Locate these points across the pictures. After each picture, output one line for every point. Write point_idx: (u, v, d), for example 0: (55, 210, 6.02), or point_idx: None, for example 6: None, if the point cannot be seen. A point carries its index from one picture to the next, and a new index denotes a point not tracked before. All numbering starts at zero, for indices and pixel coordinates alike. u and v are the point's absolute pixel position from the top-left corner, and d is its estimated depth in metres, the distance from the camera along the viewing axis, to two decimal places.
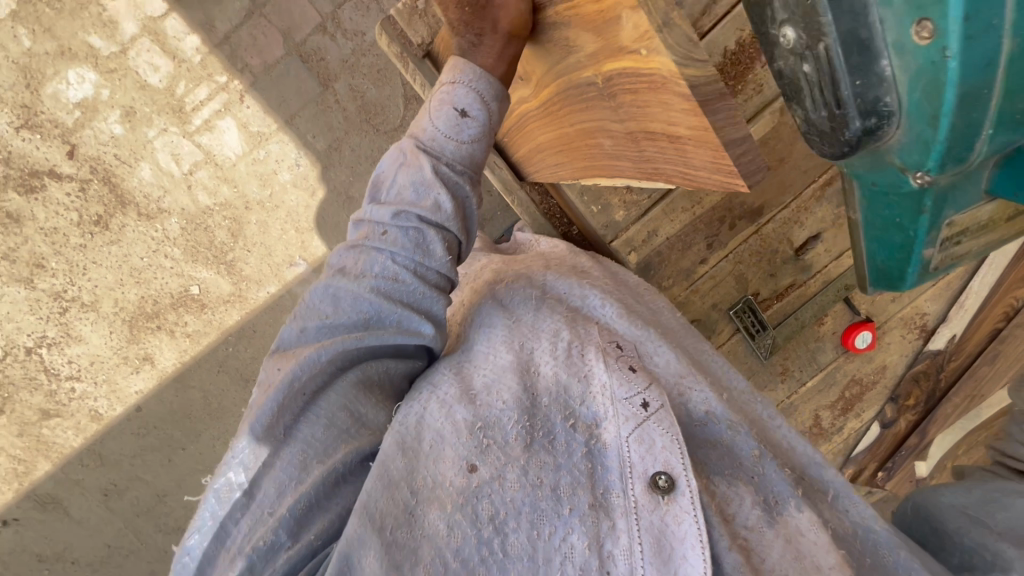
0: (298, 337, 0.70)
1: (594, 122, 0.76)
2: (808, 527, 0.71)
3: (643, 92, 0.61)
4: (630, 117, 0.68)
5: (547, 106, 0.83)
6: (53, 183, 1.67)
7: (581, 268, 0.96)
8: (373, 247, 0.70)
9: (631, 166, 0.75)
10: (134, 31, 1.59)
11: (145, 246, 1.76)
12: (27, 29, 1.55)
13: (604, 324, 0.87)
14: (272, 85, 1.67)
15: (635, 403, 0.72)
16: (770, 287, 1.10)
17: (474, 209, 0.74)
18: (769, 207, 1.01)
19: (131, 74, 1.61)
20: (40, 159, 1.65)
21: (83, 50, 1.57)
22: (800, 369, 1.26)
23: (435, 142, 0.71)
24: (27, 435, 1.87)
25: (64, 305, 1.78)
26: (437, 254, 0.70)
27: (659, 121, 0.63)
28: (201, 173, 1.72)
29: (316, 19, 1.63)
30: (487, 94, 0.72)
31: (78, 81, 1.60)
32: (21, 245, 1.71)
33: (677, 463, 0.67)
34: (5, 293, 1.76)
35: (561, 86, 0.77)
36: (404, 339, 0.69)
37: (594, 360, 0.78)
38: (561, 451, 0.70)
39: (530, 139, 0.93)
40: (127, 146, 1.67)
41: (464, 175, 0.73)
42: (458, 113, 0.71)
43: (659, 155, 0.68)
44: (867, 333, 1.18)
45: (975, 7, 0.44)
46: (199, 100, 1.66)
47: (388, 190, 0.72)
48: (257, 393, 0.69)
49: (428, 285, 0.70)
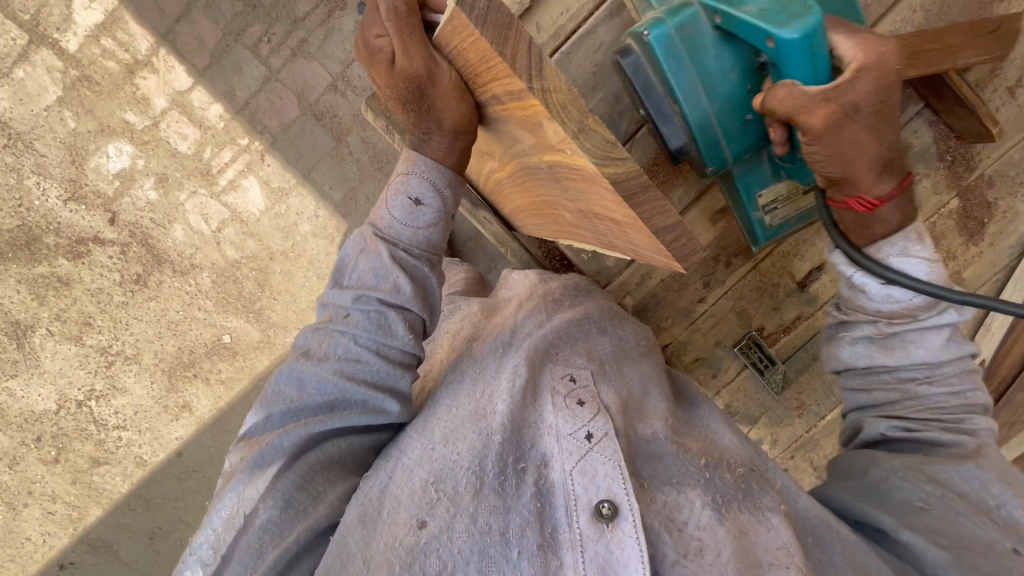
0: (265, 423, 0.79)
1: (549, 197, 0.77)
2: (749, 524, 0.72)
3: (575, 186, 0.63)
4: (575, 198, 0.68)
5: (511, 177, 0.84)
6: (97, 247, 1.81)
7: (552, 299, 1.01)
8: (339, 329, 0.79)
9: (591, 232, 0.78)
10: (164, 105, 1.71)
11: (181, 300, 1.88)
12: (71, 111, 1.69)
13: (555, 360, 0.89)
14: (290, 144, 1.77)
15: (577, 435, 0.75)
16: (775, 321, 1.16)
17: (434, 286, 0.82)
18: (764, 242, 1.11)
19: (162, 145, 1.74)
20: (85, 227, 1.79)
21: (120, 127, 1.71)
22: (816, 403, 1.22)
23: (392, 229, 0.79)
24: (80, 483, 1.99)
25: (110, 359, 1.91)
26: (399, 333, 0.78)
27: (598, 206, 0.63)
28: (229, 230, 1.83)
29: (326, 79, 1.71)
30: (439, 182, 0.77)
31: (117, 154, 1.74)
32: (70, 306, 1.85)
33: (620, 491, 0.69)
34: (58, 350, 1.89)
35: (510, 165, 0.79)
36: (369, 416, 0.77)
37: (543, 402, 0.81)
38: (509, 492, 0.71)
39: (508, 201, 0.95)
40: (162, 209, 1.80)
41: (422, 258, 0.81)
42: (412, 202, 0.77)
43: (610, 231, 0.69)
44: None
45: (688, 85, 0.90)
46: (224, 162, 1.78)
47: (352, 275, 0.81)
48: (225, 478, 0.79)
49: (391, 362, 0.78)
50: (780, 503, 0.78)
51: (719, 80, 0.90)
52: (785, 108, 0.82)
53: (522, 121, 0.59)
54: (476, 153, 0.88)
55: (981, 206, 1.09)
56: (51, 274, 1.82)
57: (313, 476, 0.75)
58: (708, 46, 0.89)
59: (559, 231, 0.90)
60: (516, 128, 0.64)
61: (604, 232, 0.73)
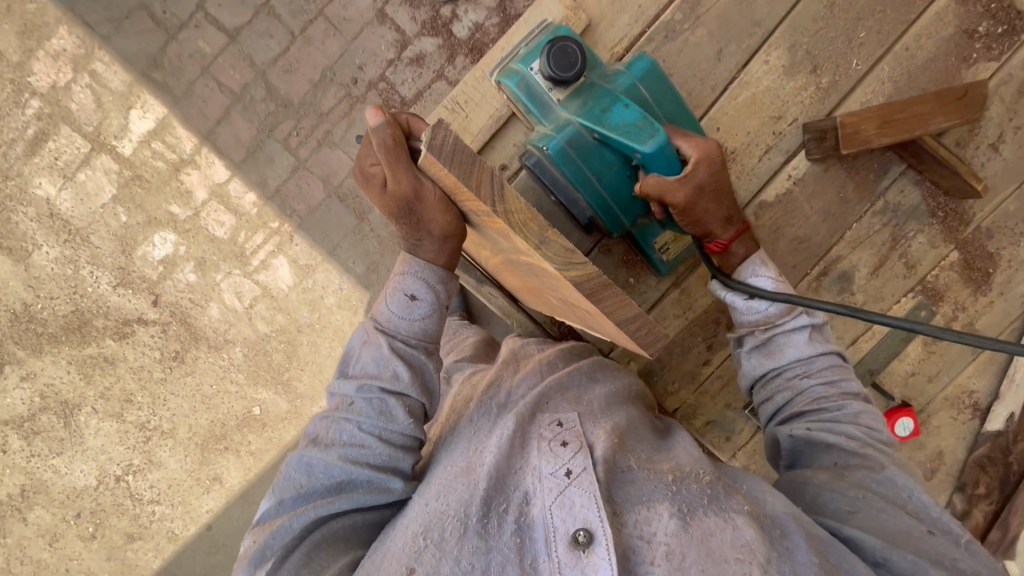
0: (276, 508, 0.83)
1: (534, 285, 0.82)
2: (716, 526, 0.71)
3: (545, 278, 0.69)
4: (554, 290, 0.72)
5: (502, 264, 0.89)
6: (141, 328, 1.94)
7: (554, 365, 1.04)
8: (343, 416, 0.86)
9: (574, 314, 0.83)
10: (205, 197, 1.88)
11: (214, 374, 1.97)
12: (124, 207, 1.87)
13: (544, 408, 0.92)
14: (316, 224, 1.91)
15: (558, 472, 0.78)
16: None
17: (431, 373, 0.89)
18: None
19: (202, 232, 1.90)
20: (131, 310, 1.93)
21: (166, 218, 1.88)
22: None
23: (391, 322, 0.87)
24: (114, 558, 2.03)
25: (148, 434, 2.00)
26: (399, 418, 0.84)
27: (571, 298, 0.68)
28: (259, 306, 1.95)
29: (349, 165, 1.87)
30: (432, 279, 0.87)
31: (162, 242, 1.90)
32: (114, 384, 1.97)
33: (593, 517, 0.71)
34: (101, 427, 2.00)
35: (494, 255, 0.86)
36: (375, 496, 0.82)
37: (529, 448, 0.84)
38: (493, 531, 0.74)
39: (505, 280, 1.01)
40: (200, 290, 1.93)
41: (419, 347, 0.89)
42: (409, 298, 0.86)
43: (587, 317, 0.73)
44: (908, 420, 1.11)
45: (582, 180, 0.86)
46: (257, 244, 1.92)
47: (357, 365, 0.89)
48: (238, 564, 0.81)
49: (392, 446, 0.84)
50: (747, 504, 0.76)
51: (610, 178, 0.86)
52: (654, 193, 0.83)
53: (495, 231, 0.65)
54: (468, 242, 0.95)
55: (983, 257, 1.10)
56: (98, 354, 1.95)
57: (323, 553, 0.78)
58: (590, 139, 0.83)
59: (547, 307, 0.95)
60: (491, 233, 0.70)
61: (582, 315, 0.77)
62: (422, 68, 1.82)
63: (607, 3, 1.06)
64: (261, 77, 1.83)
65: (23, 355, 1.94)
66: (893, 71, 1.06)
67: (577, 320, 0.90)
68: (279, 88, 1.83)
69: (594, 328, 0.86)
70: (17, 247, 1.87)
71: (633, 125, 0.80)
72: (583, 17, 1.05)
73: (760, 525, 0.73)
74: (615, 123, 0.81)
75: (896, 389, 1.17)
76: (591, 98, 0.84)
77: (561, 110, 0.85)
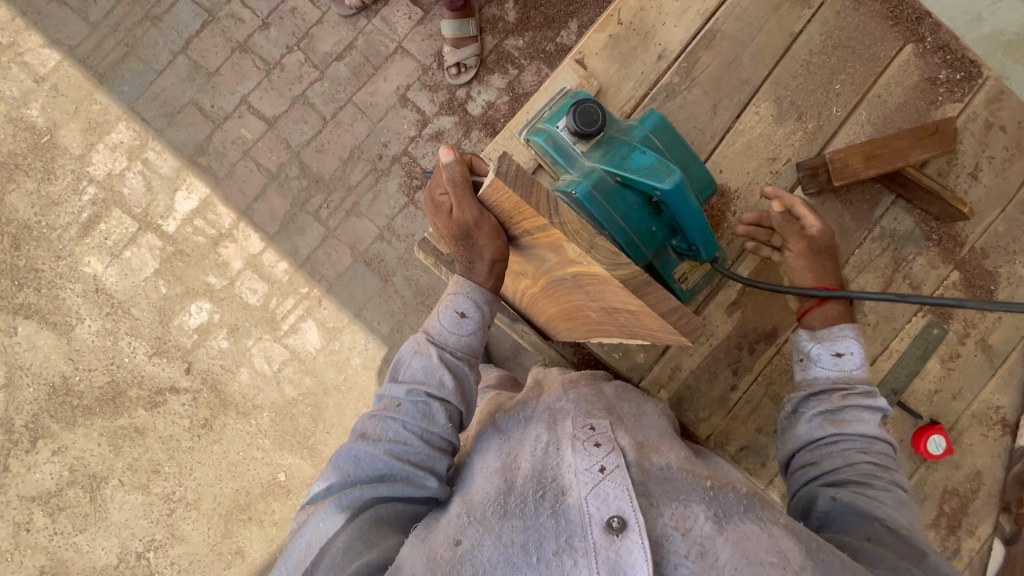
0: (326, 491, 0.92)
1: (578, 302, 0.88)
2: (752, 533, 0.71)
3: (589, 284, 0.75)
4: (600, 299, 0.79)
5: (544, 290, 0.97)
6: (173, 396, 1.99)
7: (592, 386, 1.08)
8: (393, 415, 0.94)
9: (613, 322, 0.88)
10: (240, 267, 2.00)
11: (241, 441, 1.99)
12: (164, 280, 1.99)
13: (574, 416, 0.95)
14: (343, 287, 2.01)
15: (592, 467, 0.80)
16: None
17: (470, 384, 0.98)
18: (782, 326, 1.18)
19: (235, 299, 2.00)
20: (164, 378, 1.99)
21: (202, 288, 1.99)
22: None
23: (441, 334, 0.97)
24: None
25: (172, 506, 1.98)
26: (440, 421, 0.93)
27: (617, 301, 0.74)
28: (288, 369, 2.00)
29: (375, 231, 2.01)
30: (480, 300, 0.96)
31: (198, 311, 2.00)
32: (142, 454, 1.99)
33: (627, 508, 0.73)
34: (126, 500, 1.99)
35: (534, 275, 0.93)
36: (413, 491, 0.87)
37: (564, 446, 0.86)
38: (530, 516, 0.77)
39: (544, 310, 1.08)
40: (231, 356, 2.00)
41: (463, 359, 0.98)
42: (458, 315, 0.96)
43: (633, 322, 0.79)
44: (938, 438, 1.14)
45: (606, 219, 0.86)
46: (287, 309, 2.01)
47: (406, 371, 0.98)
48: (291, 538, 0.90)
49: (432, 447, 0.91)
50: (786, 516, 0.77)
51: (631, 216, 0.88)
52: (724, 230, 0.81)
53: (546, 246, 0.72)
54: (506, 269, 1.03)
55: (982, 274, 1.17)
56: (129, 425, 1.98)
57: (368, 531, 0.83)
58: (612, 180, 0.87)
59: (583, 326, 1.00)
60: (537, 248, 0.77)
61: (622, 321, 0.83)
62: (441, 142, 2.00)
63: (614, 70, 1.22)
64: (295, 157, 2.01)
65: (56, 429, 1.98)
66: (871, 115, 1.20)
67: (613, 333, 0.95)
68: (312, 165, 2.01)
69: (640, 337, 0.91)
70: (61, 322, 1.97)
71: (652, 167, 0.84)
72: (595, 82, 1.20)
73: (797, 535, 0.72)
74: (635, 166, 0.85)
75: (922, 408, 1.20)
76: (611, 148, 0.90)
77: (584, 160, 0.91)
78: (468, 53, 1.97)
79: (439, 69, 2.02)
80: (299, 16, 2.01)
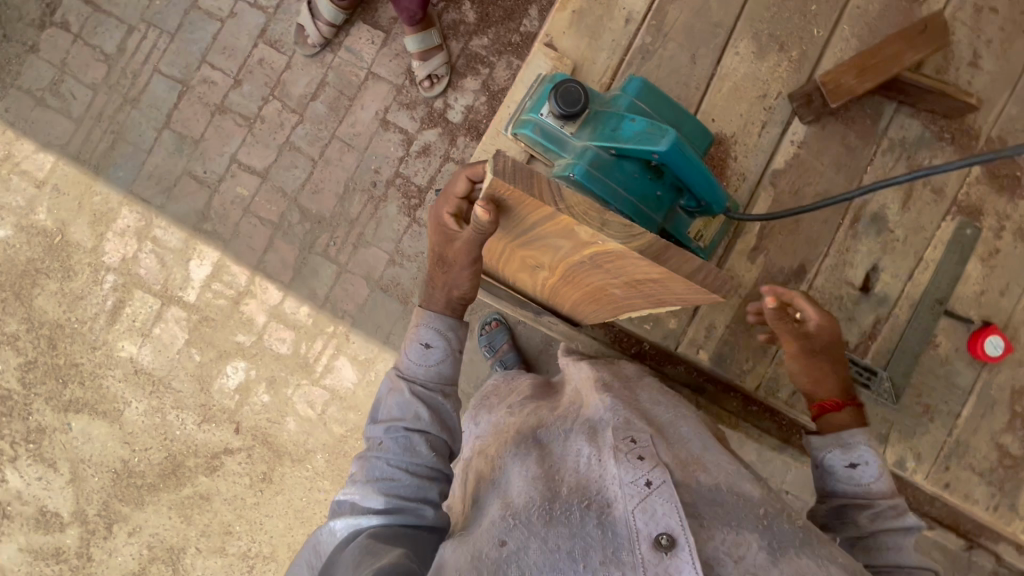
0: (324, 540, 0.89)
1: (600, 281, 0.88)
2: (807, 567, 0.75)
3: (614, 263, 0.73)
4: (619, 275, 0.79)
5: (559, 275, 0.96)
6: (229, 457, 2.04)
7: (629, 387, 1.07)
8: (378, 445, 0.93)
9: (637, 293, 0.87)
10: (265, 320, 2.04)
11: (302, 487, 2.02)
12: (196, 348, 2.04)
13: (611, 420, 0.92)
14: (367, 318, 2.03)
15: (637, 481, 0.79)
16: (855, 331, 1.16)
17: (449, 412, 0.97)
18: (809, 261, 1.15)
19: (267, 352, 2.04)
20: (217, 442, 2.04)
21: (234, 348, 2.04)
22: (942, 401, 1.16)
23: (409, 369, 0.97)
24: None
25: (251, 563, 2.03)
26: (423, 451, 0.91)
27: (638, 273, 0.74)
28: (331, 409, 2.03)
29: (385, 257, 2.03)
30: (443, 328, 0.98)
31: (234, 371, 2.04)
32: (212, 519, 2.03)
33: (677, 524, 0.74)
34: (207, 566, 2.04)
35: (547, 262, 0.91)
36: (410, 518, 0.86)
37: (608, 456, 0.85)
38: (575, 525, 0.78)
39: (567, 297, 1.08)
40: (275, 408, 2.04)
41: (437, 389, 0.97)
42: (424, 345, 0.97)
43: (658, 289, 0.79)
44: (997, 338, 1.10)
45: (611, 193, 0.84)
46: (318, 351, 2.04)
47: (382, 411, 0.97)
48: None
49: (420, 477, 0.90)
50: (844, 557, 0.80)
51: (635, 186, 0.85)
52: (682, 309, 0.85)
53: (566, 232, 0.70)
54: (511, 257, 1.00)
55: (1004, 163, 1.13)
56: (194, 493, 2.04)
57: (372, 545, 0.80)
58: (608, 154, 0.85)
59: (604, 301, 0.99)
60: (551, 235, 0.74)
61: (646, 291, 0.82)
62: (430, 156, 2.01)
63: (585, 44, 1.19)
64: (294, 203, 2.04)
65: (127, 511, 2.04)
66: (854, 28, 1.16)
67: (639, 306, 0.94)
68: (311, 207, 2.04)
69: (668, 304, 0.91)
70: (110, 409, 2.03)
71: (643, 132, 0.82)
72: (568, 60, 1.18)
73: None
74: (627, 135, 0.84)
75: (973, 312, 1.16)
76: (599, 124, 0.89)
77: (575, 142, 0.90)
78: (437, 64, 1.97)
79: (413, 86, 2.04)
80: (268, 66, 2.04)
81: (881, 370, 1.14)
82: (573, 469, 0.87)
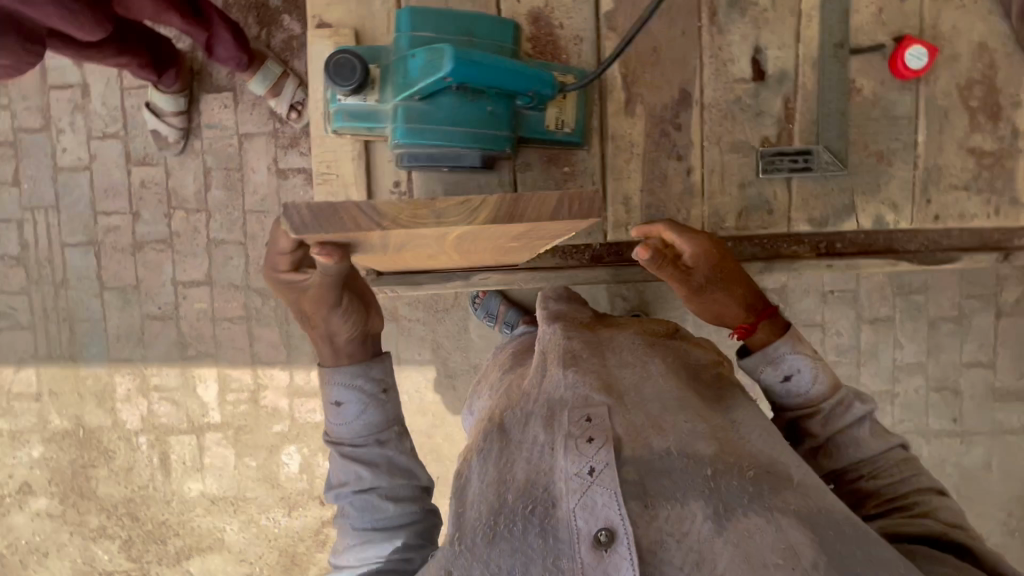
0: None
1: (488, 247, 0.98)
2: (754, 527, 0.76)
3: (482, 233, 0.85)
4: (495, 237, 0.89)
5: (457, 257, 1.06)
6: (330, 527, 2.14)
7: (585, 339, 1.03)
8: (352, 516, 0.94)
9: (529, 239, 0.97)
10: (288, 401, 2.09)
11: None
12: (248, 455, 2.12)
13: (569, 398, 0.89)
14: None
15: (582, 471, 0.80)
16: (771, 121, 1.11)
17: (396, 456, 0.98)
18: (690, 81, 1.10)
19: (307, 426, 2.10)
20: (314, 520, 2.14)
21: (278, 438, 2.11)
22: (888, 139, 1.10)
23: (337, 432, 0.97)
24: None
25: None
26: (387, 504, 0.93)
27: (502, 230, 0.85)
28: None
29: None
30: (350, 377, 0.97)
31: (291, 456, 2.12)
32: None
33: (615, 514, 0.76)
34: None
35: (436, 253, 1.00)
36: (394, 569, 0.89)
37: (558, 449, 0.84)
38: (516, 537, 0.81)
39: (480, 262, 1.17)
40: None
41: (370, 440, 0.97)
42: (338, 403, 0.97)
43: (532, 232, 0.90)
44: (918, 47, 1.05)
45: (438, 132, 0.93)
46: None
47: (333, 479, 0.97)
48: None
49: (393, 530, 0.93)
50: (798, 502, 0.81)
51: (454, 114, 0.92)
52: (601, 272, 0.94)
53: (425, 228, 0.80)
54: (411, 261, 1.09)
55: None
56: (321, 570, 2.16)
57: None
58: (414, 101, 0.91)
59: (512, 252, 1.09)
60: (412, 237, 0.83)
61: (531, 236, 0.93)
62: None
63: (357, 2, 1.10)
64: (249, 289, 2.05)
65: None
66: None
67: (539, 247, 1.05)
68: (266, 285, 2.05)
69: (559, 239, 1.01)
70: (214, 542, 2.17)
71: (424, 64, 0.87)
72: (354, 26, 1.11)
73: (811, 525, 0.78)
74: (415, 73, 0.88)
75: (876, 36, 1.09)
76: (394, 75, 0.93)
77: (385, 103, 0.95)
78: (291, 91, 1.89)
79: (286, 124, 1.98)
80: (152, 183, 2.02)
81: (813, 149, 1.09)
82: (525, 464, 0.87)
